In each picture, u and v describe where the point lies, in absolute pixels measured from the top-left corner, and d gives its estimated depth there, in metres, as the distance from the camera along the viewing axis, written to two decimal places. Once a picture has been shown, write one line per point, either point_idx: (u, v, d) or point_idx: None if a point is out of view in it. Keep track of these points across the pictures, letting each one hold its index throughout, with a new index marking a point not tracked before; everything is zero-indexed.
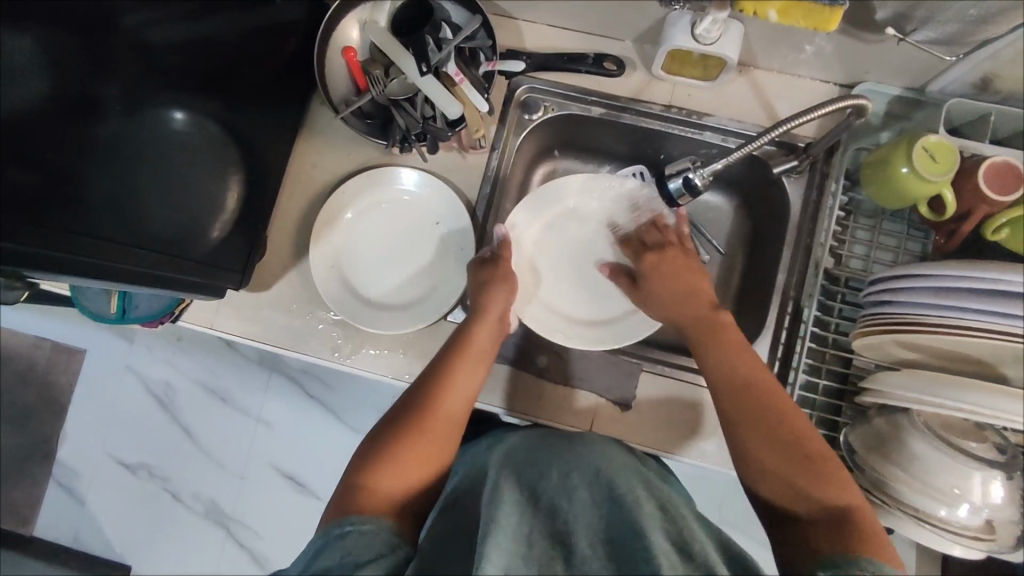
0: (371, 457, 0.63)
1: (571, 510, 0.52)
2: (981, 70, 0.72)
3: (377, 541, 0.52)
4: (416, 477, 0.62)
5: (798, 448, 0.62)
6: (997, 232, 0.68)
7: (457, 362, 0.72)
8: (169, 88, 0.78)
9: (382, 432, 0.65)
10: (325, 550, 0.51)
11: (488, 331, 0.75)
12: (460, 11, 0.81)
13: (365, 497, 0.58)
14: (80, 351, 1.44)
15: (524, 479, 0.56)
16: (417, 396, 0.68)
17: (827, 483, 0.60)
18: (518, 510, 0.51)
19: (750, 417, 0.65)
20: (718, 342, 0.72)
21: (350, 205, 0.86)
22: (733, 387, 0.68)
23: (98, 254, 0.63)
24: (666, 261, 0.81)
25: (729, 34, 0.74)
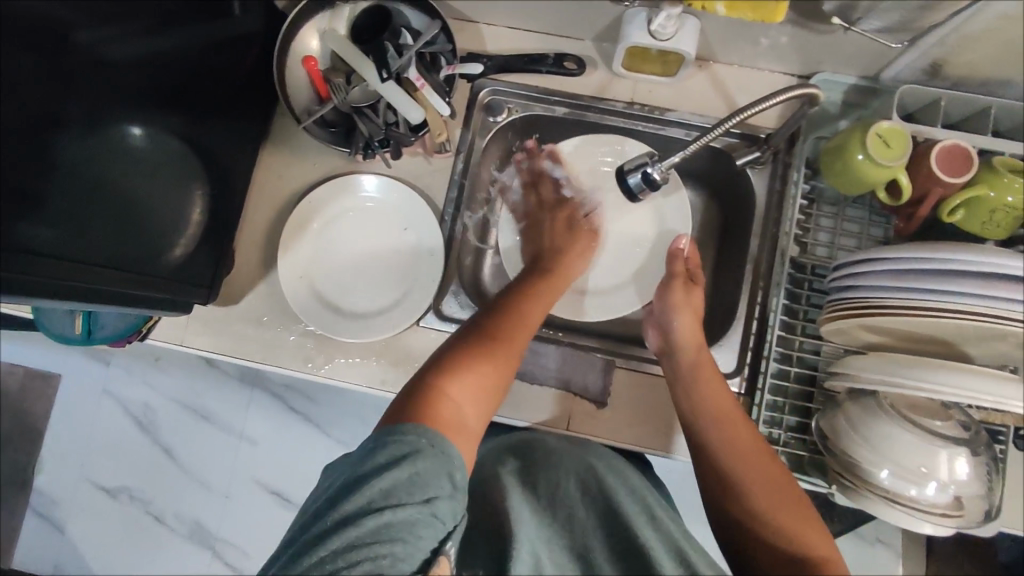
0: (440, 368, 0.63)
1: (583, 518, 0.64)
2: (929, 56, 0.73)
3: (446, 471, 0.52)
4: (482, 398, 0.63)
5: (776, 501, 0.64)
6: (952, 214, 0.70)
7: (526, 303, 0.75)
8: (126, 104, 0.77)
9: (453, 348, 0.66)
10: (391, 469, 0.50)
11: (553, 287, 0.79)
12: (419, 17, 0.81)
13: (439, 404, 0.59)
14: (55, 375, 1.41)
15: (540, 487, 0.66)
16: (487, 324, 0.70)
17: (802, 534, 0.61)
18: (539, 521, 0.62)
19: (732, 468, 0.67)
20: (705, 387, 0.72)
21: (318, 214, 0.86)
22: (715, 437, 0.69)
23: (56, 273, 0.62)
24: (678, 304, 0.79)
25: (685, 29, 0.75)
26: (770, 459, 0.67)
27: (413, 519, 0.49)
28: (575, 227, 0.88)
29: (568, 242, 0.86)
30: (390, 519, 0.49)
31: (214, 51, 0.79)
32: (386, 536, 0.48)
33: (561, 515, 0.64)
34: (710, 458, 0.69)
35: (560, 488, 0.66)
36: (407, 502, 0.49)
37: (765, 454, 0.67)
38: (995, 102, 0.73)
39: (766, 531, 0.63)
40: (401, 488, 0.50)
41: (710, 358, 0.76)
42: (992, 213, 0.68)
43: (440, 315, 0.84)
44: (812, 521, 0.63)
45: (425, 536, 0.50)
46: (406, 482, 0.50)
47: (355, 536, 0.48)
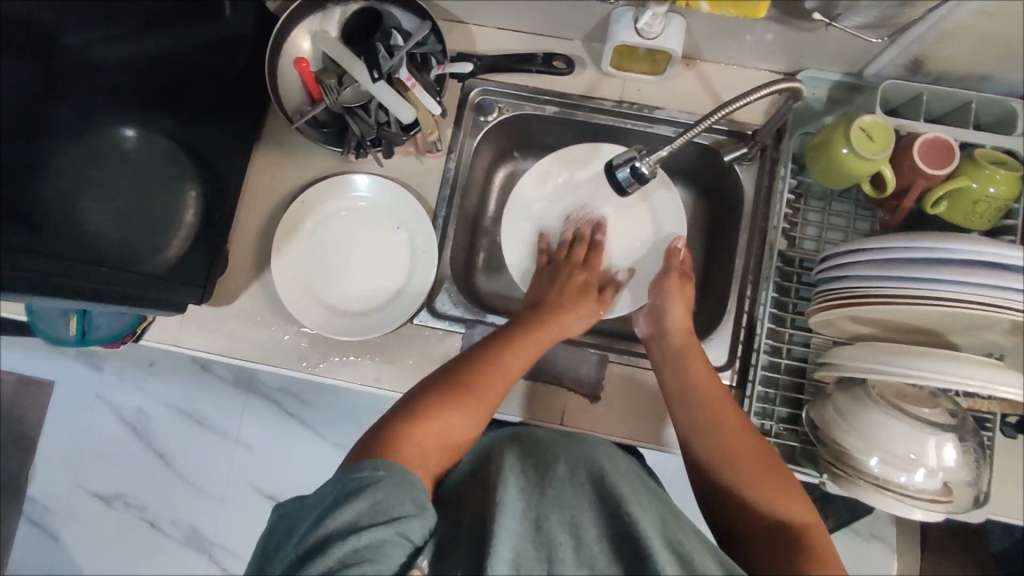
0: (408, 409, 0.64)
1: (575, 500, 0.52)
2: (910, 52, 0.75)
3: (409, 496, 0.52)
4: (448, 450, 0.63)
5: (759, 472, 0.64)
6: (935, 206, 0.71)
7: (508, 349, 0.73)
8: (116, 105, 0.77)
9: (425, 390, 0.67)
10: (352, 499, 0.51)
11: (542, 331, 0.77)
12: (409, 18, 0.83)
13: (400, 443, 0.59)
14: (48, 383, 1.41)
15: (532, 466, 0.55)
16: (464, 368, 0.70)
17: (785, 503, 0.62)
18: (523, 495, 0.52)
19: (713, 445, 0.68)
20: (692, 369, 0.74)
21: (312, 214, 0.86)
22: (697, 414, 0.70)
23: (52, 271, 0.63)
24: (671, 294, 0.80)
25: (671, 27, 0.76)
26: (753, 434, 0.68)
27: (379, 540, 0.49)
28: (586, 295, 0.83)
29: (575, 300, 0.82)
30: (357, 542, 0.48)
31: (206, 51, 0.80)
32: (353, 561, 0.47)
33: (553, 496, 0.52)
34: (692, 437, 0.70)
35: (553, 466, 0.55)
36: (372, 525, 0.49)
37: (751, 431, 0.68)
38: (976, 96, 0.75)
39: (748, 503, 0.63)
40: (364, 514, 0.50)
41: (698, 343, 0.77)
42: (974, 204, 0.70)
43: (434, 313, 0.85)
44: (795, 490, 0.63)
45: (394, 555, 0.49)
46: (368, 508, 0.50)
47: (323, 567, 0.47)
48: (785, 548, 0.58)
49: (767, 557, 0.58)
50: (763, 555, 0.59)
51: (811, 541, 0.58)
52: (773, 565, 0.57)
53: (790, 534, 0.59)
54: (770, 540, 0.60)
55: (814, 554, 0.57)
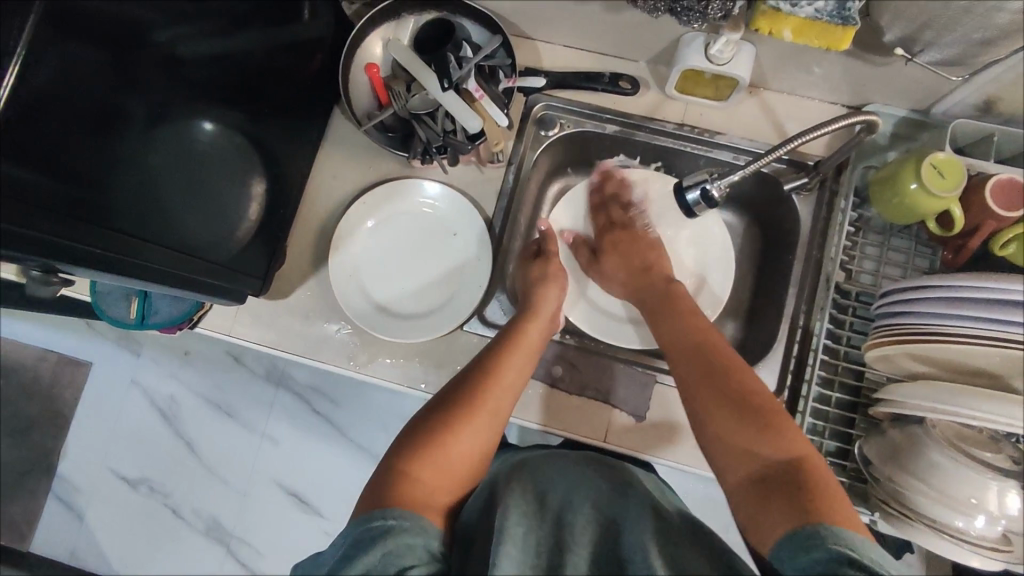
0: (416, 439, 0.63)
1: (577, 526, 0.53)
2: (983, 92, 0.74)
3: (420, 543, 0.51)
4: (453, 475, 0.61)
5: (743, 410, 0.62)
6: (1004, 248, 0.70)
7: (505, 360, 0.72)
8: (198, 101, 0.82)
9: (425, 421, 0.65)
10: (363, 550, 0.50)
11: (531, 336, 0.76)
12: (479, 30, 0.85)
13: (413, 485, 0.57)
14: (87, 364, 1.44)
15: (531, 489, 0.56)
16: (464, 387, 0.68)
17: (773, 440, 0.59)
18: (527, 519, 0.52)
19: (710, 383, 0.66)
20: (680, 319, 0.76)
21: (370, 215, 0.88)
22: (693, 360, 0.70)
23: (124, 249, 0.64)
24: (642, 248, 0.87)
25: (741, 55, 0.77)
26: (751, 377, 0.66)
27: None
28: (559, 280, 0.84)
29: (545, 283, 0.83)
30: None
31: (286, 51, 0.82)
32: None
33: (552, 519, 0.53)
34: (687, 376, 0.69)
35: (552, 490, 0.56)
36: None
37: (741, 370, 0.67)
38: None
39: (739, 448, 0.60)
40: (376, 568, 0.48)
41: (678, 286, 0.82)
42: None
43: (485, 321, 0.85)
44: (784, 424, 0.60)
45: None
46: (381, 561, 0.49)
47: None
48: (781, 486, 0.55)
49: (761, 502, 0.56)
50: (757, 498, 0.56)
51: (805, 474, 0.56)
52: (770, 503, 0.55)
53: (784, 470, 0.57)
54: (765, 479, 0.57)
55: (811, 487, 0.54)
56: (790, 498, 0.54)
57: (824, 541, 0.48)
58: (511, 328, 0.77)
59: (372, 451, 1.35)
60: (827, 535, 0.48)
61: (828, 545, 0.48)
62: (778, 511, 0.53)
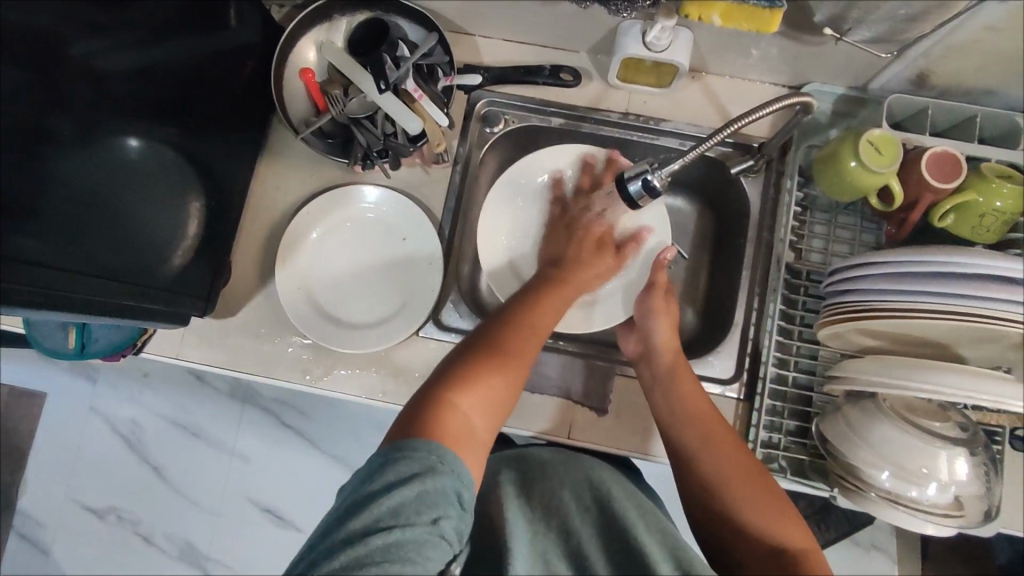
0: (443, 378, 0.61)
1: (578, 528, 0.62)
2: (915, 66, 0.75)
3: (455, 490, 0.50)
4: (491, 415, 0.61)
5: (752, 493, 0.64)
6: (943, 219, 0.72)
7: (531, 314, 0.71)
8: (121, 117, 0.74)
9: (458, 360, 0.64)
10: (401, 486, 0.48)
11: (561, 296, 0.76)
12: (415, 29, 0.82)
13: (446, 418, 0.56)
14: (40, 395, 1.38)
15: (537, 499, 0.65)
16: (494, 333, 0.67)
17: (779, 526, 0.62)
18: (532, 528, 0.62)
19: (712, 463, 0.67)
20: (681, 389, 0.72)
21: (316, 223, 0.86)
22: (690, 435, 0.69)
23: (46, 283, 0.61)
24: (657, 314, 0.79)
25: (679, 42, 0.76)
26: (749, 457, 0.67)
27: (419, 538, 0.47)
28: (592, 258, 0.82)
29: (594, 259, 0.81)
30: (398, 535, 0.46)
31: (217, 59, 0.80)
32: (392, 556, 0.45)
33: (556, 526, 0.63)
34: (688, 454, 0.68)
35: (559, 498, 0.65)
36: (416, 520, 0.47)
37: (738, 449, 0.67)
38: (980, 110, 0.75)
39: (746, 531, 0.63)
40: (410, 506, 0.47)
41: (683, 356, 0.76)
42: (981, 217, 0.70)
43: (440, 326, 0.84)
44: (789, 511, 0.63)
45: (434, 558, 0.47)
46: (415, 500, 0.47)
47: (361, 555, 0.45)
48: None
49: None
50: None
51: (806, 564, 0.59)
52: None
53: (785, 555, 0.60)
54: (763, 560, 0.61)
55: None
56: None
57: None
58: (541, 283, 0.77)
59: (346, 461, 1.33)
60: None
61: None
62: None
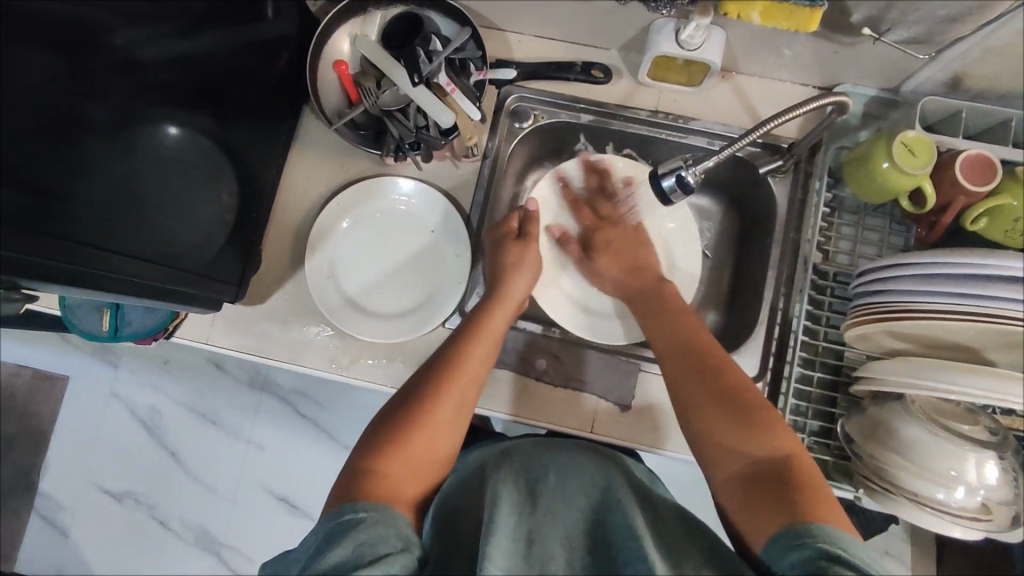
0: (379, 439, 0.61)
1: (567, 513, 0.55)
2: (951, 69, 0.75)
3: (393, 531, 0.51)
4: (421, 471, 0.61)
5: (736, 406, 0.62)
6: (975, 223, 0.72)
7: (468, 352, 0.70)
8: (158, 105, 0.78)
9: (393, 413, 0.64)
10: (333, 544, 0.49)
11: (501, 321, 0.75)
12: (448, 24, 0.83)
13: (377, 483, 0.57)
14: (62, 379, 1.40)
15: (521, 480, 0.58)
16: (428, 376, 0.67)
17: (765, 438, 0.59)
18: (517, 509, 0.53)
19: (703, 385, 0.65)
20: (680, 318, 0.75)
21: (345, 214, 0.87)
22: (684, 360, 0.69)
23: (93, 262, 0.62)
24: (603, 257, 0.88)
25: (712, 40, 0.76)
26: (742, 382, 0.65)
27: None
28: (532, 263, 0.81)
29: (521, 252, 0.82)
30: None
31: (246, 50, 0.80)
32: None
33: (545, 506, 0.55)
34: (679, 378, 0.67)
35: (544, 478, 0.57)
36: (360, 567, 0.47)
37: (736, 376, 0.66)
38: (1015, 113, 0.75)
39: (731, 447, 0.60)
40: (349, 559, 0.48)
41: (669, 286, 0.82)
42: (1014, 222, 0.70)
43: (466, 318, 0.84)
44: (777, 424, 0.61)
45: None
46: (353, 550, 0.48)
47: None
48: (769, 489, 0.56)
49: (754, 503, 0.56)
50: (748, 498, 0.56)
51: (797, 475, 0.56)
52: (763, 504, 0.55)
53: (775, 471, 0.57)
54: (754, 480, 0.57)
55: (802, 488, 0.55)
56: (781, 496, 0.54)
57: (812, 540, 0.49)
58: (482, 305, 0.77)
59: None
60: (814, 535, 0.49)
61: (813, 546, 0.48)
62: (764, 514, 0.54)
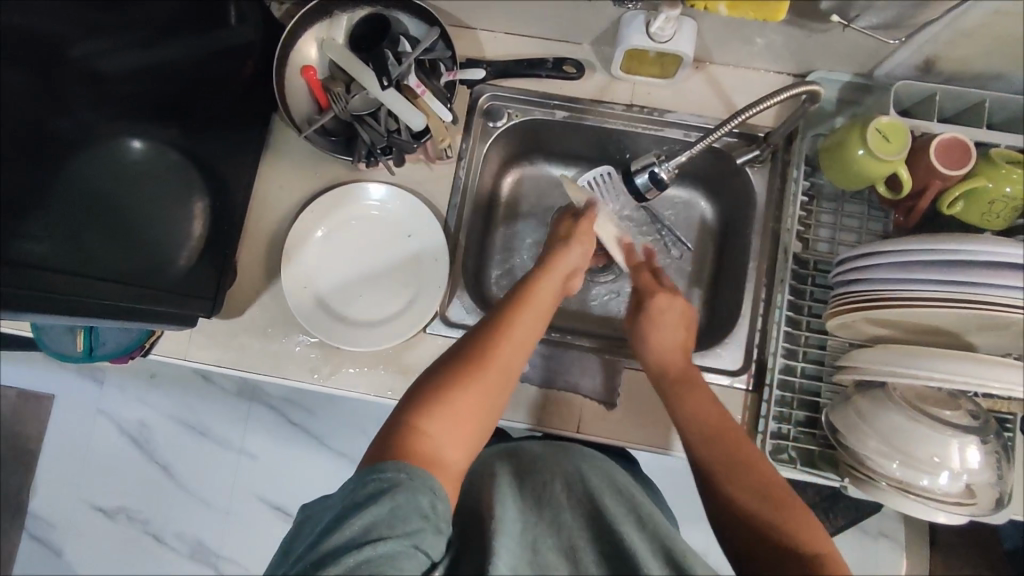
0: (426, 395, 0.60)
1: (570, 520, 0.55)
2: (923, 52, 0.75)
3: (429, 498, 0.50)
4: (468, 439, 0.58)
5: (768, 496, 0.60)
6: (952, 206, 0.72)
7: (513, 318, 0.68)
8: (122, 118, 0.75)
9: (438, 372, 0.62)
10: (370, 503, 0.48)
11: (546, 291, 0.72)
12: (417, 24, 0.82)
13: (417, 442, 0.55)
14: (47, 397, 1.38)
15: (525, 490, 0.58)
16: (474, 343, 0.65)
17: (800, 527, 0.57)
18: (521, 518, 0.54)
19: (731, 467, 0.63)
20: (692, 397, 0.71)
21: (320, 222, 0.85)
22: (708, 450, 0.65)
23: (67, 290, 0.62)
24: (659, 329, 0.77)
25: (682, 31, 0.76)
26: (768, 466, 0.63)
27: (390, 553, 0.46)
28: (581, 241, 0.78)
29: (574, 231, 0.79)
30: (366, 554, 0.46)
31: (215, 59, 0.79)
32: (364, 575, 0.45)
33: (549, 515, 0.56)
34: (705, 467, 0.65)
35: (548, 488, 0.58)
36: (386, 536, 0.47)
37: (758, 458, 0.64)
38: (989, 95, 0.74)
39: (763, 532, 0.58)
40: (382, 522, 0.47)
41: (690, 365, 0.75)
42: (991, 203, 0.70)
43: (447, 322, 0.84)
44: (811, 520, 0.58)
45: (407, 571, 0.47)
46: (385, 515, 0.47)
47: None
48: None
49: None
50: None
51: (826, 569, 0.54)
52: None
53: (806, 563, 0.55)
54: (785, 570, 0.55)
55: None
56: None
57: None
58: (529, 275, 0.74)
59: (354, 458, 1.33)
60: None
61: None
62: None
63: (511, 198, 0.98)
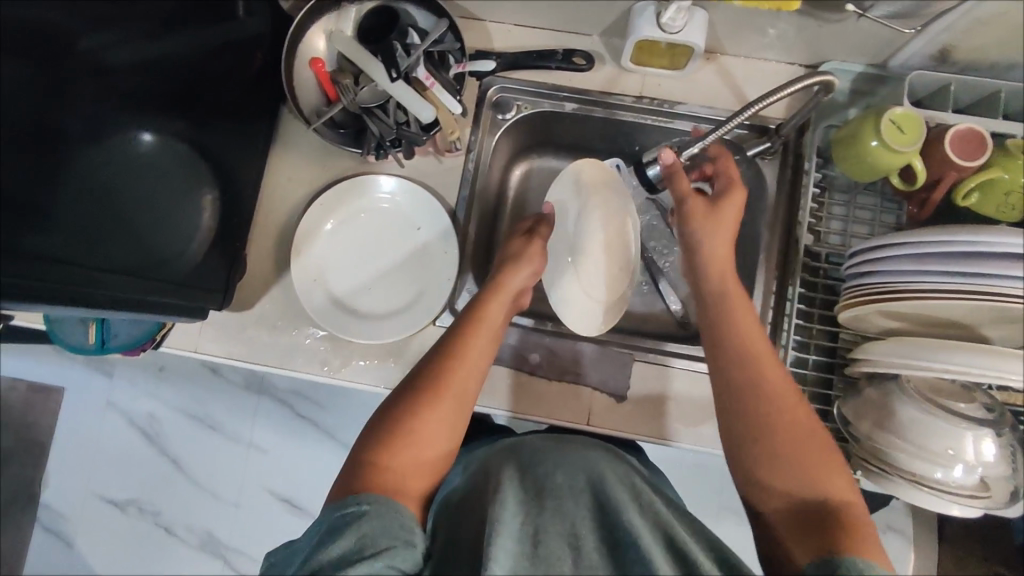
0: (385, 429, 0.61)
1: (574, 510, 0.54)
2: (938, 42, 0.74)
3: (396, 523, 0.52)
4: (429, 465, 0.60)
5: (798, 435, 0.59)
6: (967, 197, 0.71)
7: (468, 340, 0.68)
8: (131, 109, 0.75)
9: (395, 403, 0.63)
10: (336, 536, 0.50)
11: (498, 309, 0.73)
12: (425, 15, 0.81)
13: (379, 477, 0.57)
14: (58, 390, 1.39)
15: (527, 480, 0.57)
16: (429, 370, 0.65)
17: (824, 475, 0.57)
18: (522, 510, 0.53)
19: (761, 398, 0.62)
20: (732, 308, 0.68)
21: (329, 214, 0.85)
22: (737, 369, 0.64)
23: (77, 280, 0.62)
24: (717, 225, 0.71)
25: (693, 21, 0.75)
26: (805, 411, 0.61)
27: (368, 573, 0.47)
28: (535, 257, 0.79)
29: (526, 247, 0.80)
30: None
31: (220, 51, 0.78)
32: None
33: (551, 505, 0.54)
34: (728, 397, 0.63)
35: (550, 478, 0.57)
36: (360, 559, 0.48)
37: (791, 392, 0.62)
38: (1005, 85, 0.73)
39: (781, 470, 0.58)
40: (353, 549, 0.49)
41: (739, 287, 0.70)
42: (1006, 196, 0.69)
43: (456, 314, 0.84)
44: (834, 462, 0.58)
45: None
46: (354, 542, 0.49)
47: None
48: (815, 529, 0.54)
49: (799, 536, 0.54)
50: (784, 538, 0.55)
51: (844, 514, 0.54)
52: (806, 537, 0.54)
53: (821, 510, 0.55)
54: (799, 517, 0.55)
55: (848, 527, 0.53)
56: (821, 535, 0.53)
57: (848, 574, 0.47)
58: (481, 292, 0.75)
59: None
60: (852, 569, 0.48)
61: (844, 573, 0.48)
62: (808, 551, 0.52)
63: (520, 191, 0.98)
